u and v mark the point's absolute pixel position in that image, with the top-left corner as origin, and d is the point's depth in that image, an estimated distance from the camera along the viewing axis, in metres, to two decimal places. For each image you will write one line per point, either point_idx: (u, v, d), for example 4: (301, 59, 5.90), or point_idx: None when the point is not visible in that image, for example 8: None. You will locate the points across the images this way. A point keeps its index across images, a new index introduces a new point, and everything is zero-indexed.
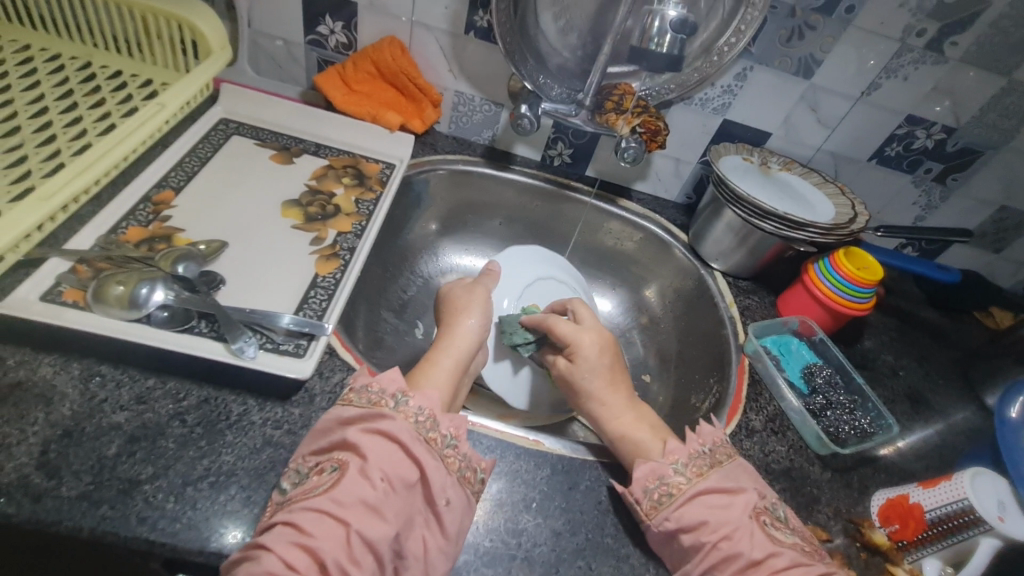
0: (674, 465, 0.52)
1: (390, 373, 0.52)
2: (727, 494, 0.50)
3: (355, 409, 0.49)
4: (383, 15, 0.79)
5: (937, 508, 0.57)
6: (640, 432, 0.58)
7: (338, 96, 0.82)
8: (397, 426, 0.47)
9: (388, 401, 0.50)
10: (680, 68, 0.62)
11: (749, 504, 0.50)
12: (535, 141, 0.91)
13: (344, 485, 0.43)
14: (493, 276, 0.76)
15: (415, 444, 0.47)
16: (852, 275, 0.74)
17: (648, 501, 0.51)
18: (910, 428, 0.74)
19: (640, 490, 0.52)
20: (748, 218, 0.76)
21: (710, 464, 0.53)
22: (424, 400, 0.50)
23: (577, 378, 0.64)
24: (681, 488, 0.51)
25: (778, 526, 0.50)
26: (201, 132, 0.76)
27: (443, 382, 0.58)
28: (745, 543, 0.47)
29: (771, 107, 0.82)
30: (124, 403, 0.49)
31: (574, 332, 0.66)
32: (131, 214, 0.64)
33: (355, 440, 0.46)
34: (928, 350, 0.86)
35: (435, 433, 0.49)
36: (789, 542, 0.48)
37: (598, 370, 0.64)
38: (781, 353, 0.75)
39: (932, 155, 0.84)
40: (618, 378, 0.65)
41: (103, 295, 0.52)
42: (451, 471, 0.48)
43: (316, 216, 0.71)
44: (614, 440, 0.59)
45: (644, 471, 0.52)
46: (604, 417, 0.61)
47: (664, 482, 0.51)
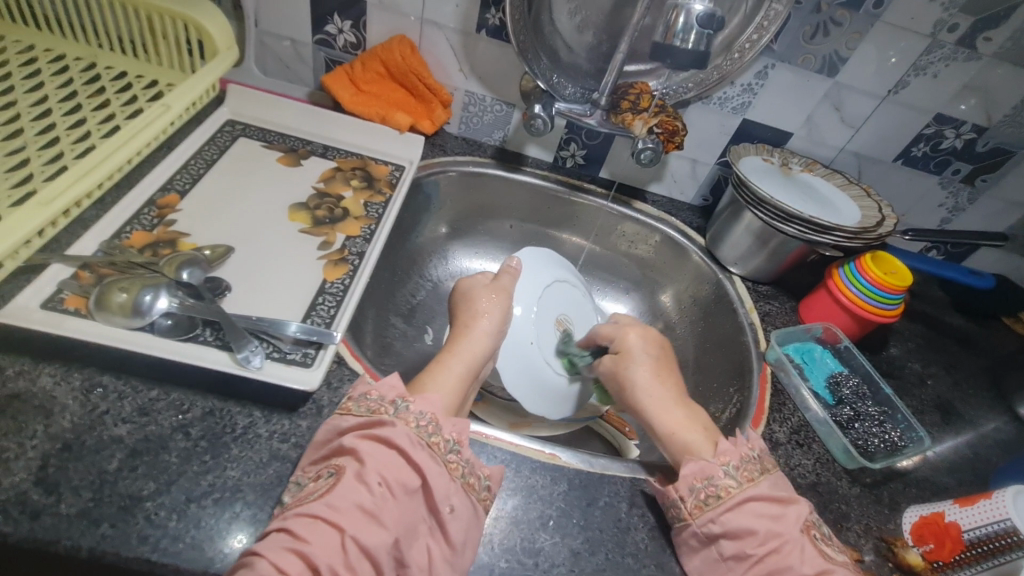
0: (725, 466, 0.51)
1: (389, 380, 0.50)
2: (779, 503, 0.49)
3: (353, 419, 0.47)
4: (393, 13, 0.77)
5: (975, 528, 0.54)
6: (689, 430, 0.56)
7: (346, 96, 0.80)
8: (395, 432, 0.45)
9: (388, 407, 0.48)
10: (704, 65, 0.59)
11: (800, 515, 0.48)
12: (547, 142, 0.88)
13: (340, 490, 0.42)
14: (513, 271, 0.71)
15: (414, 450, 0.45)
16: (879, 281, 0.71)
17: (694, 500, 0.50)
18: (941, 440, 0.71)
19: (686, 488, 0.50)
20: (770, 221, 0.74)
21: (761, 469, 0.51)
22: (426, 405, 0.48)
23: (623, 371, 0.64)
24: (731, 492, 0.49)
25: (827, 541, 0.49)
26: (207, 134, 0.75)
27: (451, 387, 0.56)
28: (795, 559, 0.45)
29: (793, 106, 0.79)
30: (126, 415, 0.47)
31: (620, 328, 0.68)
32: (136, 218, 0.62)
33: (353, 446, 0.45)
34: (956, 357, 0.83)
35: (437, 437, 0.47)
36: (839, 560, 0.47)
37: (645, 364, 0.63)
38: (805, 362, 0.72)
39: (961, 155, 0.80)
40: (663, 370, 0.64)
41: (106, 302, 0.51)
42: (455, 476, 0.46)
43: (324, 220, 0.69)
44: (665, 437, 0.57)
45: (692, 469, 0.51)
46: (654, 411, 0.59)
47: (713, 484, 0.50)
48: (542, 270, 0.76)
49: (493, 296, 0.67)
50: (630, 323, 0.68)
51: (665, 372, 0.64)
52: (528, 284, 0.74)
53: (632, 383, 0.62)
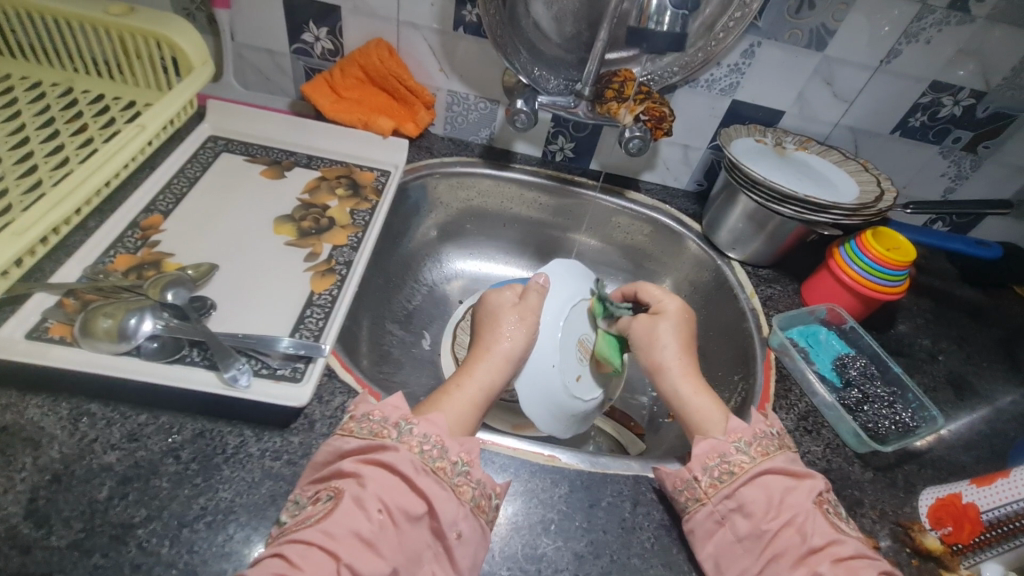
0: (737, 443, 0.51)
1: (391, 402, 0.48)
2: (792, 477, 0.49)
3: (355, 441, 0.46)
4: (368, 16, 0.76)
5: (993, 508, 0.53)
6: (705, 397, 0.58)
7: (326, 104, 0.79)
8: (398, 457, 0.45)
9: (391, 431, 0.47)
10: (683, 48, 0.57)
11: (814, 488, 0.48)
12: (535, 137, 0.87)
13: (338, 516, 0.41)
14: (541, 289, 0.68)
15: (419, 476, 0.44)
16: (881, 258, 0.69)
17: (709, 478, 0.49)
18: (955, 417, 0.69)
19: (699, 467, 0.50)
20: (765, 203, 0.72)
21: (777, 444, 0.51)
22: (431, 427, 0.47)
23: (657, 331, 0.64)
24: (744, 467, 0.49)
25: (839, 515, 0.48)
26: (189, 152, 0.74)
27: (466, 414, 0.54)
28: (808, 530, 0.45)
29: (783, 84, 0.77)
30: (115, 442, 0.47)
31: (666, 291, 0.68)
32: (119, 241, 0.62)
33: (354, 470, 0.44)
34: (968, 330, 0.80)
35: (444, 461, 0.46)
36: (852, 535, 0.47)
37: (680, 331, 0.64)
38: (810, 345, 0.70)
39: (960, 123, 0.78)
40: (691, 338, 0.65)
41: (91, 329, 0.50)
42: (463, 500, 0.44)
43: (310, 230, 0.69)
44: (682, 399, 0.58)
45: (705, 447, 0.51)
46: (677, 374, 0.60)
47: (726, 460, 0.50)
48: (571, 285, 0.71)
49: (521, 308, 0.65)
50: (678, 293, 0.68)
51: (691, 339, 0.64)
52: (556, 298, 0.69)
53: (663, 344, 0.63)
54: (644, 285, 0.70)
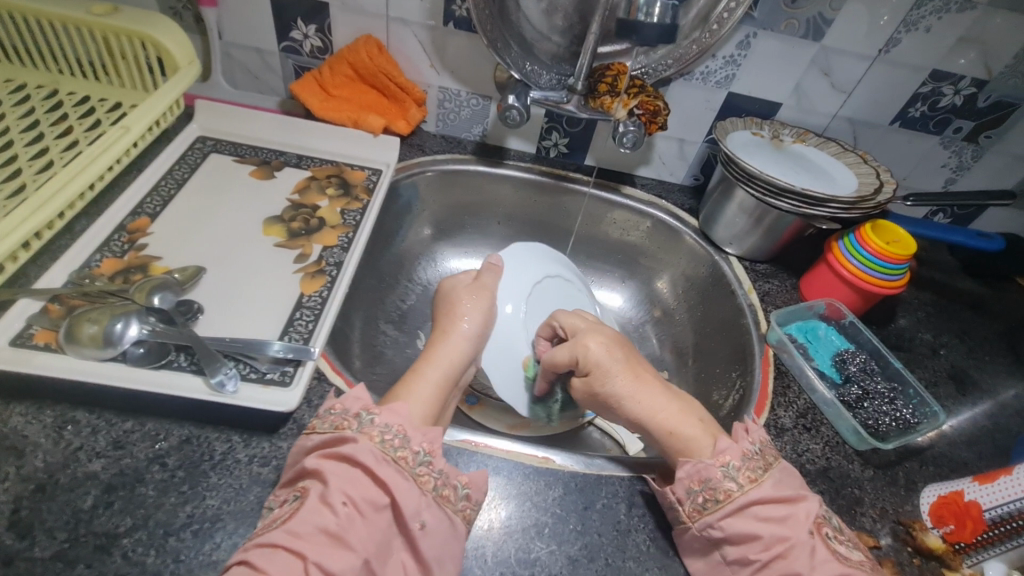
0: (724, 468, 0.49)
1: (353, 392, 0.48)
2: (786, 503, 0.47)
3: (317, 437, 0.46)
4: (357, 13, 0.74)
5: (997, 506, 0.51)
6: (688, 425, 0.54)
7: (315, 102, 0.78)
8: (358, 448, 0.44)
9: (351, 422, 0.46)
10: (674, 40, 0.56)
11: (810, 514, 0.46)
12: (528, 133, 0.86)
13: (302, 514, 0.40)
14: (495, 268, 0.71)
15: (380, 467, 0.43)
16: (881, 251, 0.67)
17: (692, 504, 0.48)
18: (957, 412, 0.68)
19: (683, 490, 0.49)
20: (762, 197, 0.70)
21: (764, 467, 0.49)
22: (392, 417, 0.47)
23: (602, 386, 0.59)
24: (732, 495, 0.47)
25: (841, 540, 0.46)
26: (177, 153, 0.73)
27: (427, 397, 0.53)
28: (803, 565, 0.43)
29: (780, 76, 0.76)
30: (100, 450, 0.46)
31: (577, 346, 0.62)
32: (106, 245, 0.61)
33: (316, 466, 0.43)
34: (970, 324, 0.79)
35: (405, 451, 0.45)
36: (854, 560, 0.44)
37: (620, 369, 0.59)
38: (809, 341, 0.69)
39: (962, 112, 0.76)
40: (639, 370, 0.60)
41: (76, 335, 0.50)
42: (425, 490, 0.44)
43: (300, 231, 0.68)
44: (666, 443, 0.54)
45: (688, 472, 0.49)
46: (648, 412, 0.56)
47: (711, 487, 0.48)
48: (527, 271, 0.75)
49: (475, 295, 0.66)
50: (590, 333, 0.62)
51: (648, 376, 0.60)
52: (514, 282, 0.74)
53: (616, 395, 0.58)
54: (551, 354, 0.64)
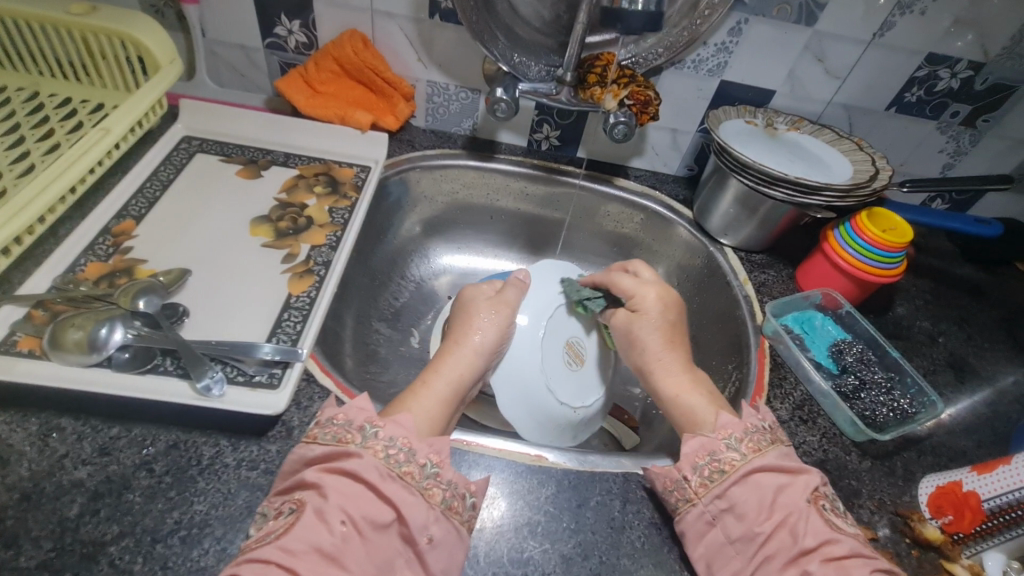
0: (727, 440, 0.49)
1: (356, 403, 0.48)
2: (787, 474, 0.47)
3: (319, 448, 0.45)
4: (340, 7, 0.73)
5: (994, 497, 0.50)
6: (693, 395, 0.56)
7: (301, 99, 0.77)
8: (363, 464, 0.43)
9: (355, 436, 0.45)
10: (661, 26, 0.55)
11: (809, 485, 0.46)
12: (518, 126, 0.85)
13: (298, 530, 0.39)
14: (519, 284, 0.68)
15: (385, 483, 0.43)
16: (878, 240, 0.66)
17: (698, 478, 0.48)
18: (956, 400, 0.67)
19: (689, 466, 0.49)
20: (755, 186, 0.69)
21: (770, 439, 0.49)
22: (397, 429, 0.46)
23: (636, 329, 0.63)
24: (735, 465, 0.47)
25: (837, 512, 0.46)
26: (162, 154, 0.72)
27: (433, 411, 0.52)
28: (800, 530, 0.43)
29: (772, 63, 0.75)
30: (86, 456, 0.46)
31: (640, 285, 0.65)
32: (90, 249, 0.60)
33: (316, 480, 0.42)
34: (968, 310, 0.78)
35: (411, 466, 0.44)
36: (851, 532, 0.44)
37: (660, 325, 0.62)
38: (805, 332, 0.68)
39: (958, 96, 0.75)
40: (676, 333, 0.63)
41: (60, 341, 0.49)
42: (433, 503, 0.43)
43: (288, 231, 0.67)
44: (667, 398, 0.57)
45: (694, 445, 0.50)
46: (661, 373, 0.59)
47: (716, 458, 0.48)
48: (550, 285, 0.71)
49: (494, 303, 0.64)
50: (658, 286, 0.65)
51: (681, 340, 0.63)
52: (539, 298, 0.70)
53: (643, 342, 0.62)
54: (615, 278, 0.67)
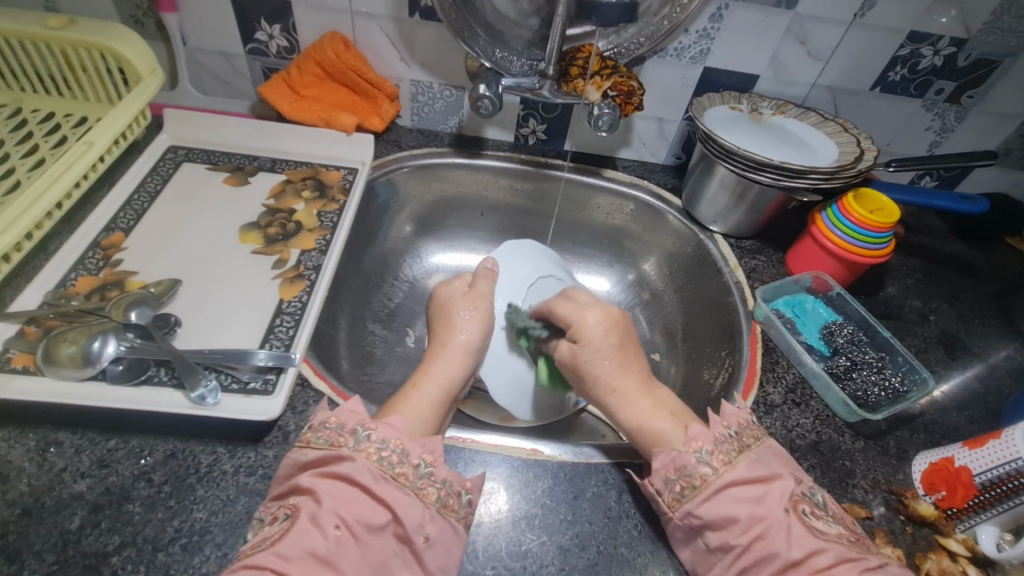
0: (698, 454, 0.48)
1: (349, 406, 0.48)
2: (760, 483, 0.45)
3: (312, 452, 0.45)
4: (320, 9, 0.73)
5: (986, 471, 0.51)
6: (658, 420, 0.53)
7: (285, 104, 0.77)
8: (356, 467, 0.44)
9: (347, 439, 0.45)
10: (635, 17, 0.55)
11: (785, 491, 0.45)
12: (505, 122, 0.85)
13: (293, 536, 0.40)
14: (490, 273, 0.67)
15: (379, 484, 0.43)
16: (864, 220, 0.66)
17: (670, 494, 0.47)
18: (949, 377, 0.68)
19: (661, 481, 0.48)
20: (742, 172, 0.69)
21: (738, 449, 0.48)
22: (388, 431, 0.46)
23: (581, 362, 0.59)
24: (707, 480, 0.46)
25: (819, 515, 0.45)
26: (149, 165, 0.72)
27: (427, 414, 0.52)
28: (781, 542, 0.42)
29: (755, 48, 0.75)
30: (85, 469, 0.46)
31: (578, 311, 0.62)
32: (80, 263, 0.60)
33: (310, 485, 0.43)
34: (959, 287, 0.79)
35: (404, 467, 0.45)
36: (834, 534, 0.43)
37: (606, 353, 0.58)
38: (796, 315, 0.69)
39: (943, 73, 0.75)
40: (629, 358, 0.58)
41: (54, 357, 0.49)
42: (428, 502, 0.44)
43: (277, 237, 0.67)
44: (630, 431, 0.54)
45: (663, 461, 0.48)
46: (617, 403, 0.56)
47: (687, 474, 0.47)
48: (518, 265, 0.74)
49: (468, 300, 0.63)
50: (598, 310, 0.61)
51: (637, 366, 0.58)
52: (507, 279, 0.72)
53: (593, 375, 0.58)
54: (555, 304, 0.64)
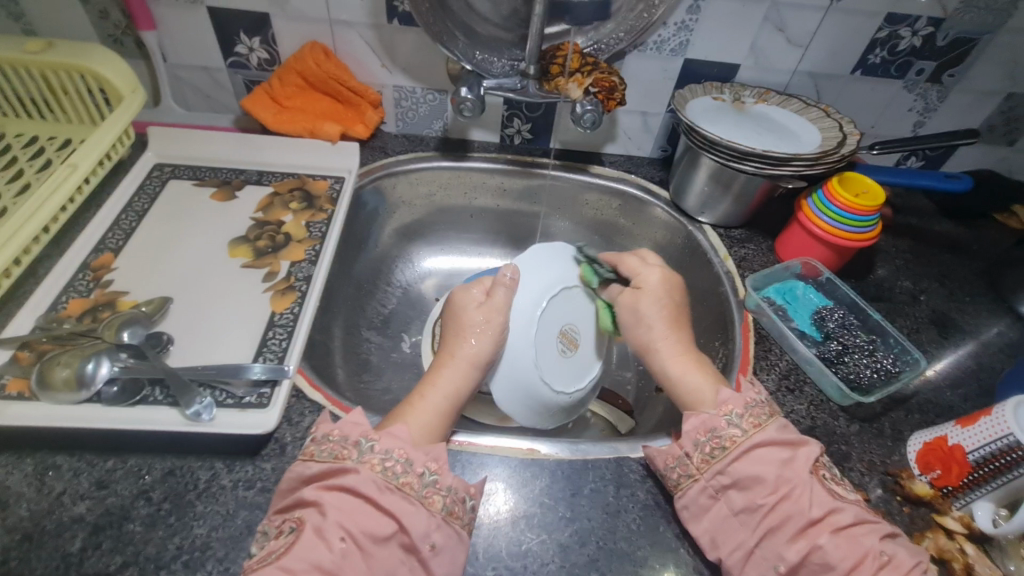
0: (728, 416, 0.50)
1: (351, 418, 0.48)
2: (788, 447, 0.49)
3: (315, 466, 0.45)
4: (298, 20, 0.73)
5: (979, 448, 0.51)
6: (697, 374, 0.58)
7: (269, 116, 0.77)
8: (359, 479, 0.44)
9: (351, 451, 0.46)
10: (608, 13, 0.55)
11: (809, 456, 0.48)
12: (490, 123, 0.85)
13: (298, 550, 0.40)
14: (510, 283, 0.62)
15: (384, 495, 0.44)
16: (850, 205, 0.67)
17: (699, 454, 0.50)
18: (942, 356, 0.68)
19: (690, 443, 0.50)
20: (726, 162, 0.69)
21: (769, 413, 0.51)
22: (392, 442, 0.47)
23: (641, 308, 0.62)
24: (736, 441, 0.49)
25: (838, 480, 0.48)
26: (135, 184, 0.72)
27: (430, 424, 0.53)
28: (805, 503, 0.45)
29: (734, 37, 0.75)
30: (84, 491, 0.46)
31: (646, 266, 0.65)
32: (70, 286, 0.60)
33: (316, 498, 0.43)
34: (948, 266, 0.79)
35: (408, 476, 0.45)
36: (851, 498, 0.47)
37: (665, 306, 0.62)
38: (787, 302, 0.69)
39: (922, 54, 0.75)
40: (680, 317, 0.63)
41: (48, 381, 0.50)
42: (434, 510, 0.44)
43: (266, 249, 0.68)
44: (673, 378, 0.58)
45: (694, 424, 0.51)
46: (665, 352, 0.60)
47: (717, 435, 0.50)
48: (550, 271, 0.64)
49: (483, 308, 0.60)
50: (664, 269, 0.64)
51: (683, 324, 0.63)
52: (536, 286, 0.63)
53: (649, 321, 0.61)
54: (621, 256, 0.67)
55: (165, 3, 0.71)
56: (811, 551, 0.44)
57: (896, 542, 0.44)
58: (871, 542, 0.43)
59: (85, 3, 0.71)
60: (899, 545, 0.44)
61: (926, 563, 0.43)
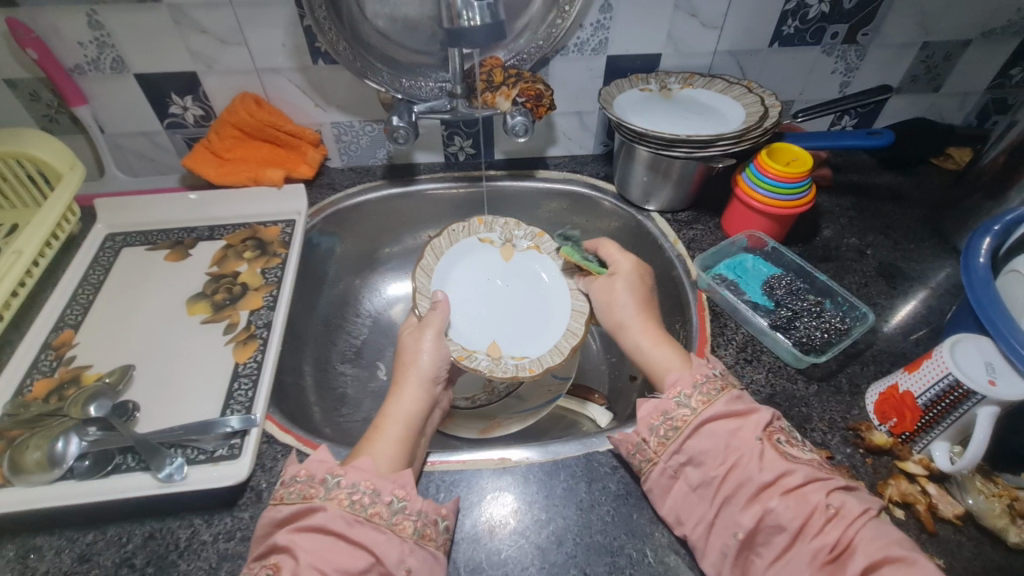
0: (678, 398, 0.53)
1: (317, 457, 0.49)
2: (738, 418, 0.51)
3: (286, 508, 0.47)
4: (226, 73, 0.74)
5: (926, 392, 0.52)
6: (666, 348, 0.60)
7: (212, 172, 0.78)
8: (329, 516, 0.45)
9: (319, 488, 0.47)
10: (505, 33, 0.58)
11: (761, 422, 0.50)
12: (431, 144, 0.86)
13: None
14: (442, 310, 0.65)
15: (353, 528, 0.45)
16: (781, 174, 0.69)
17: (655, 438, 0.52)
18: (893, 306, 0.70)
19: (647, 428, 0.52)
20: (657, 151, 0.71)
21: (719, 387, 0.53)
22: (358, 473, 0.48)
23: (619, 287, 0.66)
24: (687, 420, 0.51)
25: (793, 443, 0.50)
26: (89, 257, 0.73)
27: (394, 456, 0.51)
28: (755, 467, 0.47)
29: (650, 29, 0.77)
30: (67, 567, 0.47)
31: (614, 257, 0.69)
32: (34, 366, 0.61)
33: (288, 542, 0.44)
34: (892, 217, 0.82)
35: (376, 505, 0.46)
36: (803, 459, 0.49)
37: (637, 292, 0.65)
38: (738, 277, 0.71)
39: (833, 18, 0.78)
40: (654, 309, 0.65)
41: (19, 465, 0.50)
42: (405, 536, 0.45)
43: (224, 302, 0.69)
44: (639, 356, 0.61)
45: (648, 409, 0.53)
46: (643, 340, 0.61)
47: (669, 417, 0.52)
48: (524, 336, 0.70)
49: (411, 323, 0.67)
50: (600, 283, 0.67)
51: (644, 311, 0.64)
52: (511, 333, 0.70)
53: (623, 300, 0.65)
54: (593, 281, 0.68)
55: (92, 76, 0.72)
56: (765, 515, 0.45)
57: (847, 494, 0.46)
58: (819, 497, 0.45)
59: (14, 88, 0.72)
60: (852, 496, 0.46)
61: (872, 510, 0.45)
